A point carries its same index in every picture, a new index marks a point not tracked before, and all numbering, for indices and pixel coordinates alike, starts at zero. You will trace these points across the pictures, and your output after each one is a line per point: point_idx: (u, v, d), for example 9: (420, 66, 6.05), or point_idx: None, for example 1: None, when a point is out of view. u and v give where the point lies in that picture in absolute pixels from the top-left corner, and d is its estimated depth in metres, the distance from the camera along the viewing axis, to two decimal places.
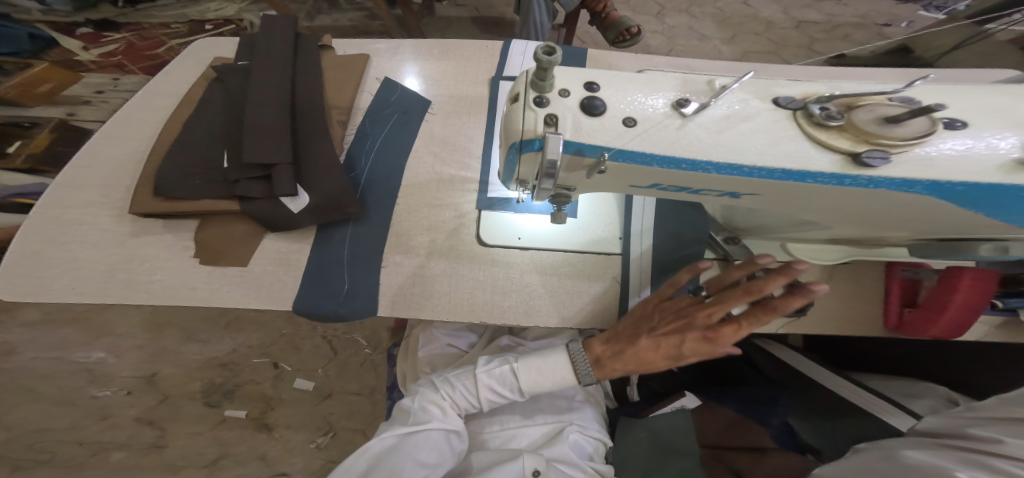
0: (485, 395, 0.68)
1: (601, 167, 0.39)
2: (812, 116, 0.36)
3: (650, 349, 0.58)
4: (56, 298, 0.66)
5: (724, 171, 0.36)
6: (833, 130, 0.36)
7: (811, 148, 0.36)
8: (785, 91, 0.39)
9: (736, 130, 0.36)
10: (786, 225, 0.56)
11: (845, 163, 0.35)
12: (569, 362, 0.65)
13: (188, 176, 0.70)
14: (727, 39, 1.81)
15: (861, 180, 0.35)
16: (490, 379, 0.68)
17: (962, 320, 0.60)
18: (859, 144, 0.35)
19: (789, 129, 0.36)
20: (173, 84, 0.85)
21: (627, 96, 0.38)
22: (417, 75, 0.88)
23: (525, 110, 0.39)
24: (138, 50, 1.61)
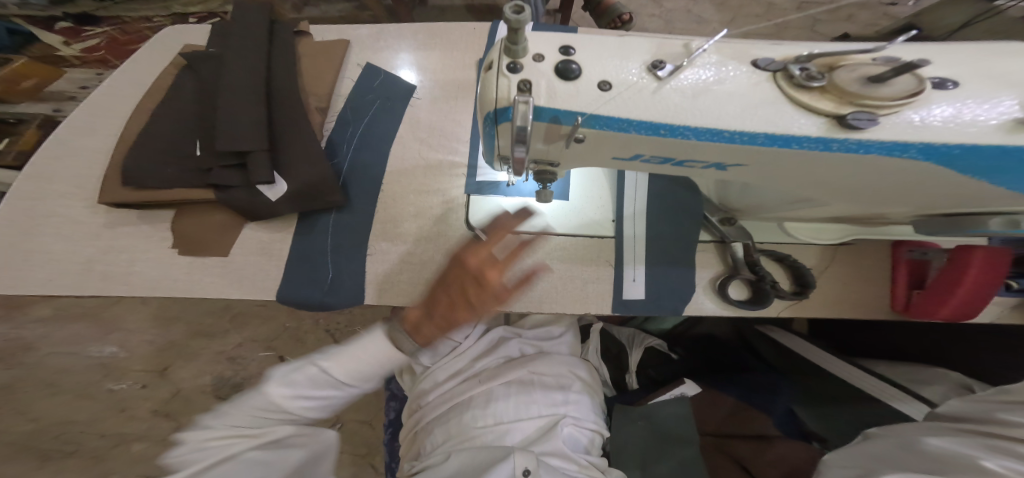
0: (302, 404, 0.59)
1: (577, 135, 0.37)
2: (791, 77, 0.33)
3: (437, 297, 0.52)
4: (35, 290, 0.66)
5: (703, 137, 0.34)
6: (815, 91, 0.33)
7: (792, 111, 0.33)
8: (764, 54, 0.35)
9: (712, 94, 0.34)
10: (780, 202, 0.53)
11: (830, 126, 0.32)
12: (388, 341, 0.58)
13: (161, 166, 0.69)
14: (728, 22, 1.75)
15: (848, 143, 0.32)
16: (285, 390, 0.57)
17: (975, 302, 0.57)
18: (844, 105, 0.32)
19: (770, 92, 0.33)
20: (145, 73, 0.83)
21: (603, 60, 0.36)
22: (413, 67, 0.84)
23: (498, 77, 0.36)
24: (120, 45, 1.59)
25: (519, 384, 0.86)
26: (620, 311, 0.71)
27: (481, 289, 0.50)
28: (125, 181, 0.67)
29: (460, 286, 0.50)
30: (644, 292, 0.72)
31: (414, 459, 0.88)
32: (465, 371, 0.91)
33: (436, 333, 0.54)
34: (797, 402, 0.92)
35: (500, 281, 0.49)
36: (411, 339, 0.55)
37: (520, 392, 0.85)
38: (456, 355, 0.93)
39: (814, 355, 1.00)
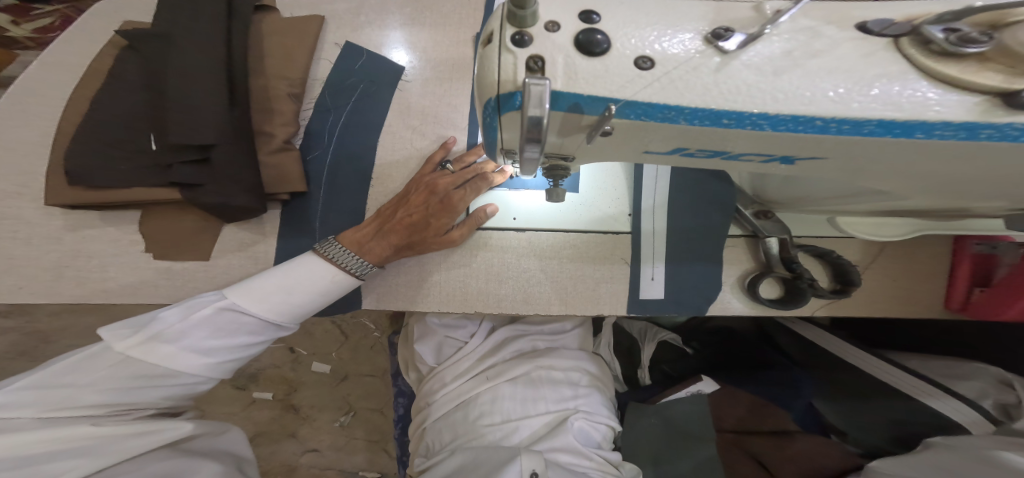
0: (197, 359, 0.54)
1: (606, 127, 0.29)
2: (926, 43, 0.25)
3: (400, 219, 0.59)
4: (5, 298, 0.62)
5: (783, 127, 0.26)
6: (969, 61, 0.25)
7: (930, 88, 0.25)
8: (873, 15, 0.28)
9: (800, 70, 0.25)
10: (838, 196, 0.45)
11: (986, 107, 0.24)
12: (329, 265, 0.59)
13: (112, 162, 0.60)
14: None
15: (1012, 129, 0.24)
16: (167, 347, 0.53)
17: None
18: (1016, 77, 0.24)
19: (887, 64, 0.25)
20: (90, 56, 0.73)
21: (641, 29, 0.28)
22: (404, 46, 0.74)
23: (500, 53, 0.28)
24: None
25: (529, 381, 0.81)
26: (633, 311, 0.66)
27: (444, 213, 0.57)
28: (71, 180, 0.60)
29: (427, 214, 0.57)
30: (664, 291, 0.65)
31: (423, 453, 0.84)
32: (473, 369, 0.84)
33: (385, 253, 0.59)
34: (818, 395, 0.86)
35: (458, 206, 0.56)
36: (356, 256, 0.59)
37: (528, 387, 0.81)
38: (459, 359, 0.86)
39: (841, 349, 0.90)
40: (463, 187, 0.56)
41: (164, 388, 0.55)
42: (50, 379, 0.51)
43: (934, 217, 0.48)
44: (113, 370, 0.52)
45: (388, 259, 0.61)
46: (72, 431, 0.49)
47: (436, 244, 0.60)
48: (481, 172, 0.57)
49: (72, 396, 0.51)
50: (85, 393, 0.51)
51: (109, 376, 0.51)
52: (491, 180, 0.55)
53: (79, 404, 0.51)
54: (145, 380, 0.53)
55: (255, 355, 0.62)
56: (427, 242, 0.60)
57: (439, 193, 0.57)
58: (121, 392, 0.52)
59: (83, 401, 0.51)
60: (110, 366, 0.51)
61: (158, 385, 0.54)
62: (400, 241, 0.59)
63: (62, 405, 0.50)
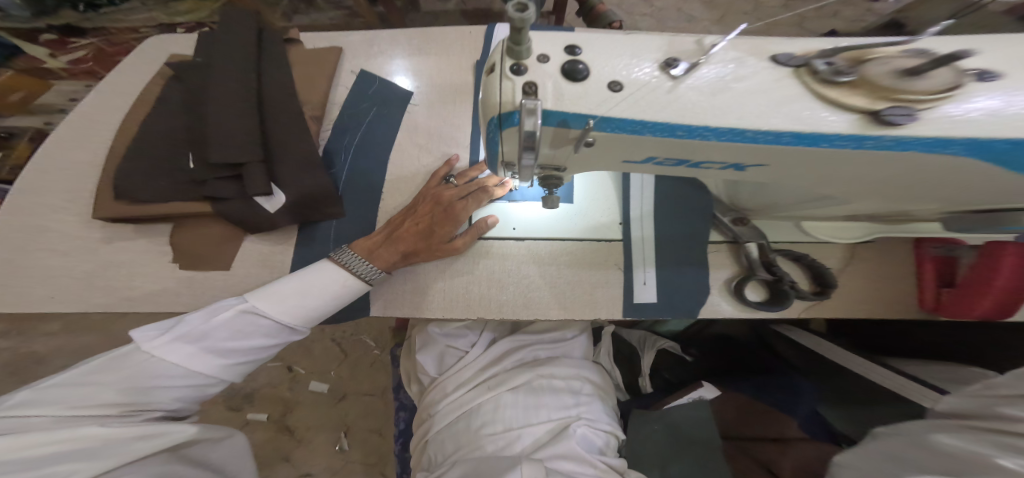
0: (214, 359, 0.60)
1: (588, 139, 0.35)
2: (817, 73, 0.31)
3: (408, 227, 0.64)
4: (37, 307, 0.67)
5: (724, 137, 0.31)
6: (845, 86, 0.31)
7: (823, 108, 0.31)
8: (783, 49, 0.34)
9: (730, 92, 0.31)
10: (800, 202, 0.50)
11: (864, 122, 0.30)
12: (342, 270, 0.64)
13: (151, 179, 0.67)
14: (719, 17, 1.72)
15: (884, 141, 0.30)
16: (187, 348, 0.58)
17: (1010, 301, 0.53)
18: (878, 101, 0.30)
19: (793, 89, 0.31)
20: (137, 84, 0.81)
21: (613, 60, 0.34)
22: (407, 73, 0.82)
23: (501, 80, 0.34)
24: (107, 55, 1.33)
25: (530, 389, 0.85)
26: (630, 315, 0.70)
27: (448, 221, 0.62)
28: (116, 194, 0.66)
29: (432, 223, 0.63)
30: (656, 295, 0.69)
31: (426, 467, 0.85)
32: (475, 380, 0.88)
33: (393, 258, 0.64)
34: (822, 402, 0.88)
35: (461, 216, 0.62)
36: (366, 263, 0.64)
37: (529, 395, 0.84)
38: (462, 368, 0.90)
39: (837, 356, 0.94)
40: (466, 198, 0.62)
41: (178, 388, 0.59)
42: (74, 378, 0.55)
43: (886, 222, 0.57)
44: (136, 370, 0.56)
45: (396, 265, 0.66)
46: (83, 431, 0.52)
47: (440, 252, 0.65)
48: (483, 186, 0.64)
49: (89, 395, 0.54)
50: (102, 393, 0.54)
51: (132, 375, 0.56)
52: (492, 193, 0.62)
53: (95, 403, 0.54)
54: (162, 381, 0.57)
55: (267, 358, 0.66)
56: (432, 249, 0.64)
57: (444, 204, 0.63)
58: (135, 392, 0.56)
59: (98, 401, 0.54)
60: (135, 365, 0.56)
61: (173, 385, 0.58)
62: (406, 248, 0.64)
63: (80, 404, 0.54)
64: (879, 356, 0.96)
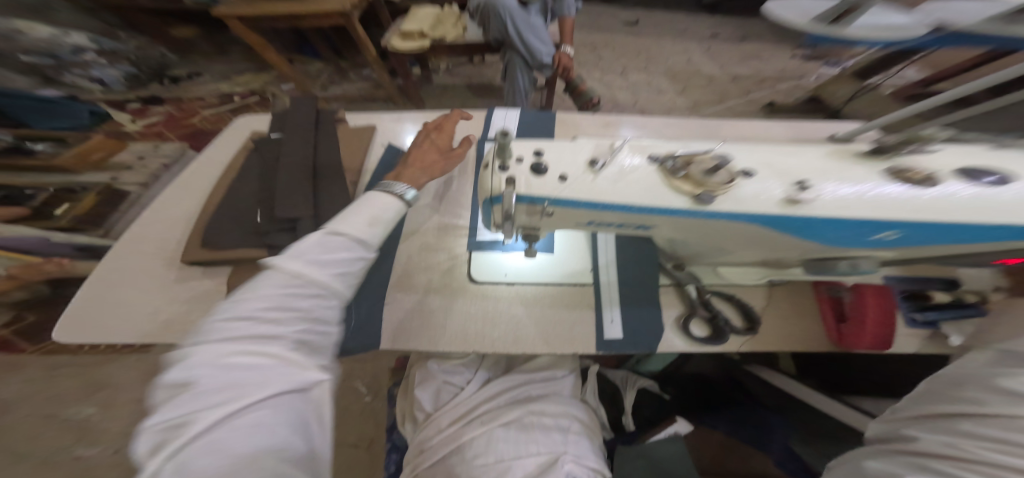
0: (321, 271, 0.63)
1: (547, 210, 0.57)
2: (666, 169, 0.56)
3: (422, 152, 0.90)
4: (99, 338, 0.76)
5: (622, 209, 0.55)
6: (680, 178, 0.55)
7: (671, 191, 0.55)
8: (654, 151, 0.59)
9: (624, 181, 0.55)
10: (708, 252, 0.71)
11: (691, 201, 0.54)
12: (382, 192, 0.75)
13: (227, 230, 0.85)
14: (681, 90, 2.39)
15: (703, 212, 0.54)
16: (295, 262, 0.62)
17: (883, 334, 0.72)
18: (695, 188, 0.54)
19: (657, 180, 0.56)
20: (223, 155, 1.04)
21: (560, 162, 0.57)
22: (415, 134, 1.08)
23: (493, 174, 0.56)
24: (178, 124, 2.42)
25: (523, 425, 0.93)
26: (607, 349, 0.81)
27: (442, 144, 0.93)
28: (207, 243, 0.83)
29: (433, 141, 0.93)
30: (622, 332, 0.82)
31: None
32: (468, 416, 0.99)
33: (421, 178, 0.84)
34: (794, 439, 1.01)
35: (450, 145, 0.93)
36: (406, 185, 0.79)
37: (522, 432, 0.91)
38: (455, 404, 1.02)
39: (802, 394, 1.08)
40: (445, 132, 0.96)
41: (309, 310, 0.61)
42: (234, 300, 0.58)
43: (773, 266, 0.78)
44: (274, 288, 0.59)
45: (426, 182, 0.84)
46: (256, 348, 0.54)
47: (450, 161, 0.92)
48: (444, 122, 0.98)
49: (228, 322, 0.55)
50: (245, 305, 0.57)
51: (269, 295, 0.58)
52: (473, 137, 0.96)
53: (237, 326, 0.55)
54: (292, 302, 0.59)
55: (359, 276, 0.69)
56: (443, 162, 0.89)
57: (437, 142, 0.93)
58: (278, 313, 0.58)
59: (239, 325, 0.55)
60: (272, 288, 0.59)
61: (299, 308, 0.60)
62: (426, 166, 0.87)
63: (241, 324, 0.55)
64: (839, 397, 1.08)
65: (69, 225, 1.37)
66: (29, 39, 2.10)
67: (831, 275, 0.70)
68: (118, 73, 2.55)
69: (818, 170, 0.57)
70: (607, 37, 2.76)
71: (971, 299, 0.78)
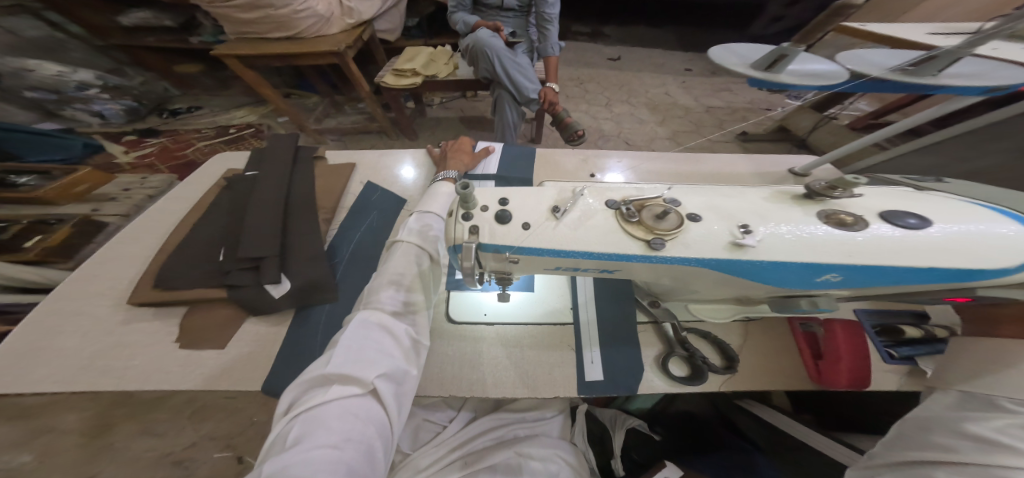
0: (426, 255, 0.80)
1: (512, 257, 0.58)
2: (622, 215, 0.58)
3: (454, 155, 1.05)
4: (33, 387, 0.71)
5: (584, 256, 0.57)
6: (634, 224, 0.58)
7: (628, 236, 0.57)
8: (612, 196, 0.61)
9: (583, 229, 0.57)
10: (677, 291, 0.72)
11: (646, 247, 0.57)
12: (452, 182, 0.92)
13: (189, 270, 0.83)
14: (659, 121, 2.45)
15: (659, 258, 0.57)
16: (412, 248, 0.80)
17: (858, 366, 0.74)
18: (648, 233, 0.57)
19: (614, 226, 0.58)
20: (195, 191, 1.03)
21: (522, 210, 0.59)
22: (410, 165, 1.09)
23: (457, 222, 0.58)
24: (168, 153, 2.44)
25: (512, 469, 0.91)
26: (590, 393, 0.77)
27: (465, 150, 1.08)
28: (157, 282, 0.80)
29: (459, 149, 1.07)
30: (602, 374, 0.78)
31: None
32: (449, 459, 0.94)
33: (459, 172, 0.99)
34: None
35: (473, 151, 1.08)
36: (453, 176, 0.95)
37: (510, 474, 0.90)
38: (436, 446, 0.96)
39: (794, 431, 1.04)
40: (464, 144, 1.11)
41: (413, 296, 0.75)
42: (385, 271, 0.77)
43: (741, 303, 0.74)
44: (403, 268, 0.77)
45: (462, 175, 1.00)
46: (388, 312, 0.71)
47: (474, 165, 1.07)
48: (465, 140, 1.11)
49: (376, 290, 0.74)
50: (386, 279, 0.75)
51: (399, 272, 0.76)
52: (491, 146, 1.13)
53: (381, 292, 0.73)
54: (409, 284, 0.76)
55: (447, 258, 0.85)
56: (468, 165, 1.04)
57: (461, 149, 1.08)
58: (400, 294, 0.75)
59: (381, 291, 0.73)
60: (403, 265, 0.77)
61: (414, 291, 0.76)
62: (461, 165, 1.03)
63: (385, 290, 0.74)
64: (833, 435, 1.03)
65: (36, 257, 1.31)
66: (35, 77, 2.24)
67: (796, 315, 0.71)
68: (117, 107, 2.57)
69: (762, 214, 0.59)
70: (590, 73, 2.89)
71: (940, 334, 0.82)
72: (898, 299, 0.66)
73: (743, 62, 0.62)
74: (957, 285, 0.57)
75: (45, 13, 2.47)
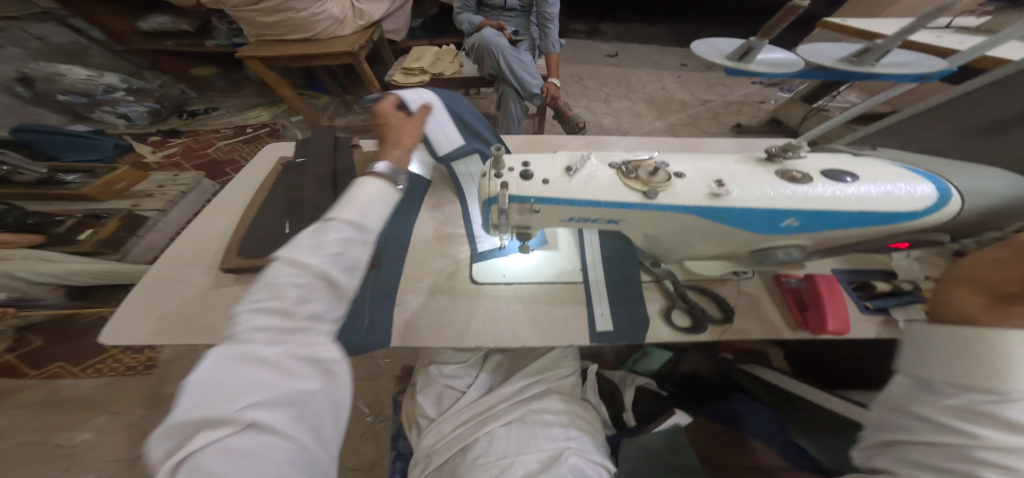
0: (318, 275, 0.59)
1: (534, 207, 0.71)
2: (622, 173, 0.72)
3: (393, 125, 0.83)
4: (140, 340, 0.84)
5: (592, 204, 0.70)
6: (632, 180, 0.71)
7: (628, 189, 0.70)
8: (613, 159, 0.75)
9: (592, 183, 0.70)
10: (669, 246, 0.86)
11: (642, 197, 0.70)
12: (375, 176, 0.69)
13: (260, 242, 0.97)
14: (658, 116, 2.59)
15: (653, 206, 0.70)
16: (296, 264, 0.58)
17: (838, 313, 0.85)
18: (644, 186, 0.70)
19: (616, 181, 0.71)
20: (251, 180, 1.18)
21: (541, 169, 0.72)
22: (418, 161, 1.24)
23: (490, 179, 0.71)
24: (193, 152, 2.57)
25: (524, 426, 1.00)
26: (603, 340, 0.89)
27: (396, 114, 0.86)
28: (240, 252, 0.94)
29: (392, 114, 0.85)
30: (612, 323, 0.91)
31: None
32: (469, 419, 1.06)
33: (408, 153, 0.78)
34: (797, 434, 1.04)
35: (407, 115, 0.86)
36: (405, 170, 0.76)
37: (524, 432, 0.98)
38: (461, 406, 1.09)
39: (797, 388, 1.15)
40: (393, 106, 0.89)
41: (312, 327, 0.58)
42: (264, 293, 0.57)
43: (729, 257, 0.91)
44: (274, 292, 0.57)
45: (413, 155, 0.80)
46: (255, 352, 0.53)
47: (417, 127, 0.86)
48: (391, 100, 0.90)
49: (247, 321, 0.55)
50: (260, 310, 0.56)
51: (269, 301, 0.56)
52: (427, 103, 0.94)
53: (251, 326, 0.55)
54: (292, 312, 0.56)
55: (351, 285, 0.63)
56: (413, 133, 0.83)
57: (394, 115, 0.85)
58: (283, 324, 0.56)
59: (248, 326, 0.55)
60: (275, 291, 0.57)
61: (314, 320, 0.59)
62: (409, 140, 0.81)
63: (263, 320, 0.55)
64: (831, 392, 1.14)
65: (92, 248, 1.46)
66: (68, 81, 2.42)
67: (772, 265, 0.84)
68: (142, 109, 2.68)
69: (733, 173, 0.73)
70: (589, 70, 3.00)
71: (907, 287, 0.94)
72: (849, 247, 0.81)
73: (719, 55, 0.74)
74: (877, 227, 0.74)
75: (71, 20, 2.60)
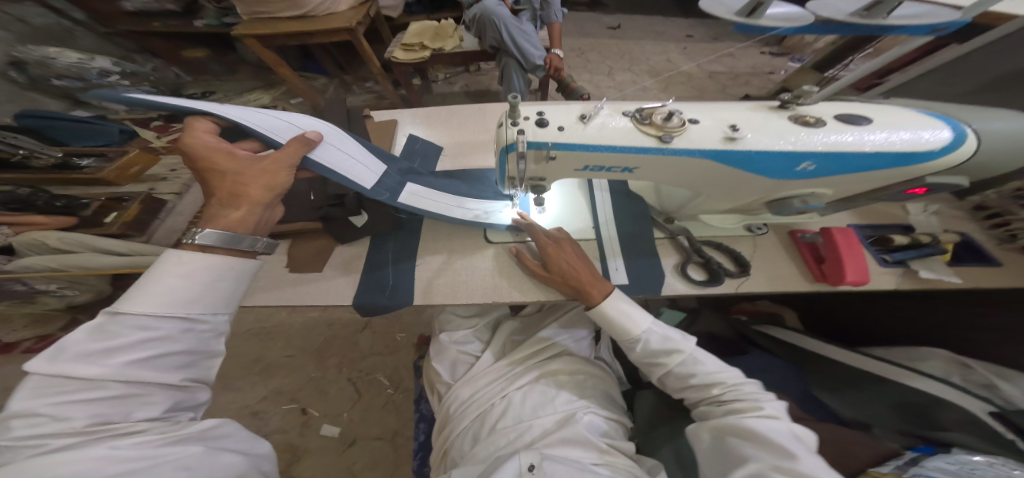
0: (149, 342, 0.62)
1: (550, 154, 0.70)
2: (636, 119, 0.70)
3: (228, 179, 0.74)
4: None
5: (607, 150, 0.69)
6: (648, 125, 0.70)
7: (644, 134, 0.69)
8: (627, 108, 0.73)
9: (607, 130, 0.69)
10: (683, 198, 0.87)
11: (658, 142, 0.69)
12: (222, 241, 0.70)
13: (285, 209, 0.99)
14: (663, 88, 2.54)
15: (668, 150, 0.69)
16: (134, 330, 0.62)
17: (858, 264, 0.84)
18: (658, 130, 0.69)
19: (631, 127, 0.70)
20: None
21: (556, 117, 0.71)
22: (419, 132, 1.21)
23: (505, 129, 0.70)
24: None
25: (541, 389, 1.00)
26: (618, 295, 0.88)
27: (228, 153, 0.76)
28: None
29: (229, 159, 0.75)
30: (627, 277, 0.91)
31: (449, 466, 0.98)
32: (489, 379, 1.06)
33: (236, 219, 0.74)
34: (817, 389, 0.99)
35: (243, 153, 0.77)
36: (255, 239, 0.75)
37: (540, 393, 0.99)
38: (474, 368, 1.09)
39: (810, 345, 1.14)
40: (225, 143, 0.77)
41: (151, 374, 0.62)
42: (88, 343, 0.59)
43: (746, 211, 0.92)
44: (106, 346, 0.60)
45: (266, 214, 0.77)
46: (82, 409, 0.56)
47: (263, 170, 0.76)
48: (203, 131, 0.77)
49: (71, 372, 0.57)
50: (92, 364, 0.58)
51: (100, 354, 0.59)
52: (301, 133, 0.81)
53: (84, 380, 0.58)
54: (124, 359, 0.60)
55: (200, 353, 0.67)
56: (257, 187, 0.75)
57: (227, 155, 0.75)
58: (118, 375, 0.59)
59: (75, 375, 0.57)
60: (110, 341, 0.60)
61: (149, 364, 0.62)
62: (256, 201, 0.75)
63: (93, 373, 0.58)
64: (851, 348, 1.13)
65: (120, 232, 1.16)
66: (62, 65, 2.26)
67: (784, 214, 0.83)
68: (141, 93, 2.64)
69: (748, 118, 0.72)
70: (592, 41, 2.92)
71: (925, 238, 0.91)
72: (865, 197, 0.82)
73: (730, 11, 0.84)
74: (895, 169, 0.72)
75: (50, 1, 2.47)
